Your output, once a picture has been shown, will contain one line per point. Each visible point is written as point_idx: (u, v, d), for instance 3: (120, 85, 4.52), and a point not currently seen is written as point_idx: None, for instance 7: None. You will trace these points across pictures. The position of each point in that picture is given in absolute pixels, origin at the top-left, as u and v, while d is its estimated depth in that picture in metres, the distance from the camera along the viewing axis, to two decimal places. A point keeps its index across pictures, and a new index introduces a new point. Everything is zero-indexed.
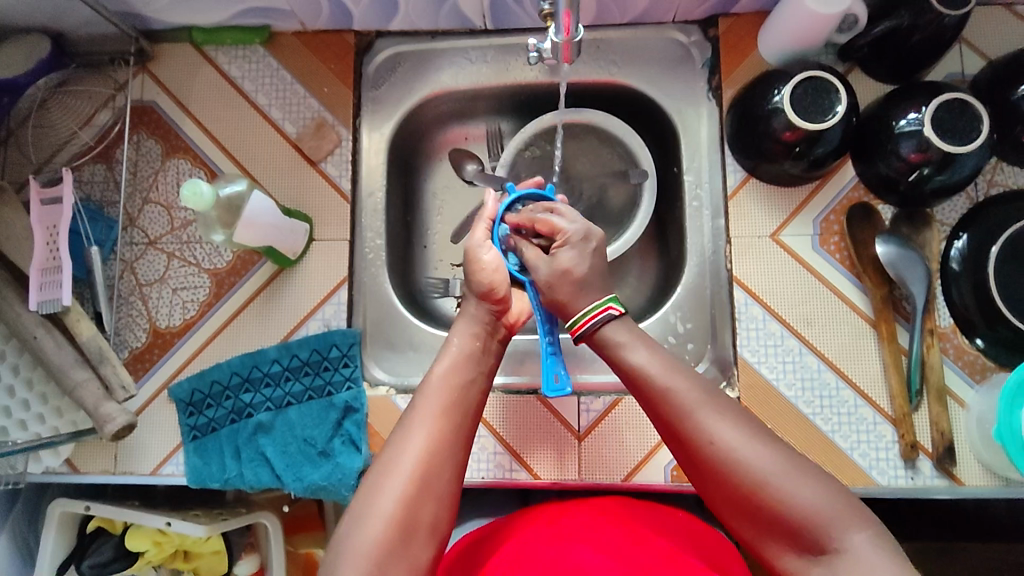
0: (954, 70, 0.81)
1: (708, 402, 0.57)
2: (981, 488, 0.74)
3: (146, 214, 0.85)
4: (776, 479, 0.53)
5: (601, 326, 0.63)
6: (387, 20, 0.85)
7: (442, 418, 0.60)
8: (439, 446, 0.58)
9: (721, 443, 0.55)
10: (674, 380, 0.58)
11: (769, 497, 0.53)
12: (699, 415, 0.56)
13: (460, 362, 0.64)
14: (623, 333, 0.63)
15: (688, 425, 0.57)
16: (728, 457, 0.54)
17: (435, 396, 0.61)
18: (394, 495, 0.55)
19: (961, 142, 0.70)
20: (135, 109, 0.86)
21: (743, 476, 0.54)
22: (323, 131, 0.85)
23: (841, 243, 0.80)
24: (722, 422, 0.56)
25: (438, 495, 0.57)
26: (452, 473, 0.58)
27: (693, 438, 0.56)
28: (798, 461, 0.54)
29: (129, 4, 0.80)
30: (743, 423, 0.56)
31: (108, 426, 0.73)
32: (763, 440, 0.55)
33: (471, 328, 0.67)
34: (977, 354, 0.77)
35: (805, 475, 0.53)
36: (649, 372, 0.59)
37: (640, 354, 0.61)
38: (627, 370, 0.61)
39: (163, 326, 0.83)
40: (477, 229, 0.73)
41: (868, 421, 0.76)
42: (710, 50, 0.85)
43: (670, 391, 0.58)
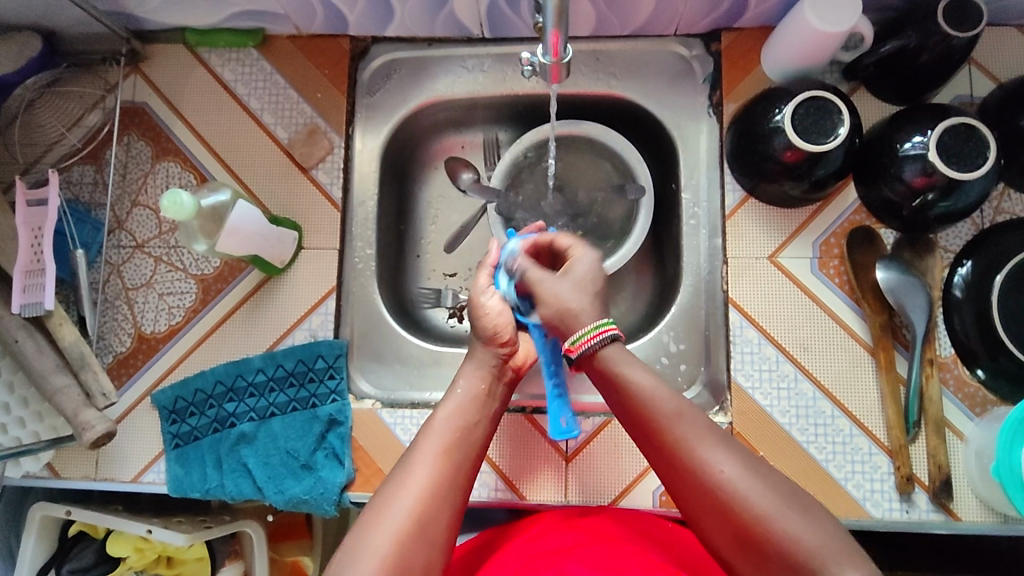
0: (962, 92, 0.78)
1: (705, 428, 0.57)
2: (979, 524, 0.72)
3: (134, 217, 0.84)
4: (773, 511, 0.52)
5: (600, 347, 0.62)
6: (383, 26, 0.84)
7: (445, 457, 0.59)
8: (439, 486, 0.57)
9: (723, 472, 0.54)
10: (674, 403, 0.58)
11: (764, 529, 0.52)
12: (694, 439, 0.56)
13: (465, 406, 0.64)
14: (624, 356, 0.62)
15: (684, 452, 0.56)
16: (723, 484, 0.54)
17: (436, 437, 0.61)
18: (393, 528, 0.54)
19: (967, 168, 0.68)
20: (126, 110, 0.85)
21: (738, 508, 0.53)
22: (315, 138, 0.84)
23: (841, 267, 0.77)
24: (719, 449, 0.56)
25: (436, 537, 0.56)
26: (451, 513, 0.57)
27: (687, 463, 0.56)
28: (794, 495, 0.54)
29: (120, 4, 0.79)
30: (742, 455, 0.56)
31: (87, 433, 0.72)
32: (760, 473, 0.54)
33: (477, 372, 0.67)
34: (978, 386, 0.75)
35: (801, 510, 0.52)
36: (647, 395, 0.59)
37: (638, 373, 0.60)
38: (624, 389, 0.60)
39: (149, 331, 0.82)
40: (480, 277, 0.72)
41: (863, 451, 0.74)
42: (712, 65, 0.83)
43: (669, 414, 0.58)
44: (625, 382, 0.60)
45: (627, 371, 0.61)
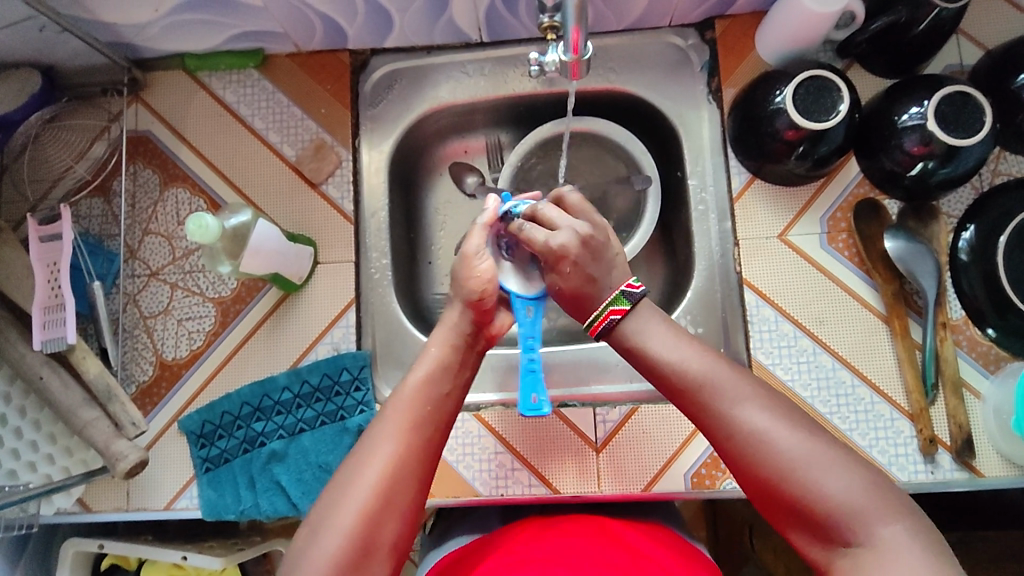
0: (952, 62, 0.81)
1: (732, 388, 0.54)
2: (1002, 479, 0.73)
3: (147, 245, 0.84)
4: (804, 465, 0.50)
5: (619, 318, 0.60)
6: (382, 38, 0.85)
7: (413, 431, 0.57)
8: (407, 460, 0.56)
9: (752, 429, 0.52)
10: (696, 368, 0.56)
11: (796, 487, 0.50)
12: (723, 401, 0.54)
13: (435, 376, 0.61)
14: (644, 323, 0.60)
15: (714, 415, 0.54)
16: (754, 444, 0.52)
17: (404, 409, 0.58)
18: (356, 507, 0.53)
19: (965, 134, 0.70)
20: (131, 139, 0.86)
21: (771, 468, 0.51)
22: (322, 153, 0.84)
23: (849, 240, 0.79)
24: (749, 405, 0.53)
25: (400, 512, 0.54)
26: (417, 487, 0.56)
27: (717, 426, 0.54)
28: (831, 446, 0.51)
29: (119, 34, 0.79)
30: (774, 407, 0.54)
31: (120, 464, 0.72)
32: (793, 427, 0.52)
33: (446, 339, 0.63)
34: (990, 344, 0.76)
35: (835, 464, 0.51)
36: (673, 362, 0.57)
37: (666, 336, 0.58)
38: (651, 350, 0.58)
39: (170, 358, 0.82)
40: (473, 236, 0.67)
41: (885, 417, 0.76)
42: (708, 53, 0.85)
43: (695, 380, 0.56)
44: (648, 351, 0.58)
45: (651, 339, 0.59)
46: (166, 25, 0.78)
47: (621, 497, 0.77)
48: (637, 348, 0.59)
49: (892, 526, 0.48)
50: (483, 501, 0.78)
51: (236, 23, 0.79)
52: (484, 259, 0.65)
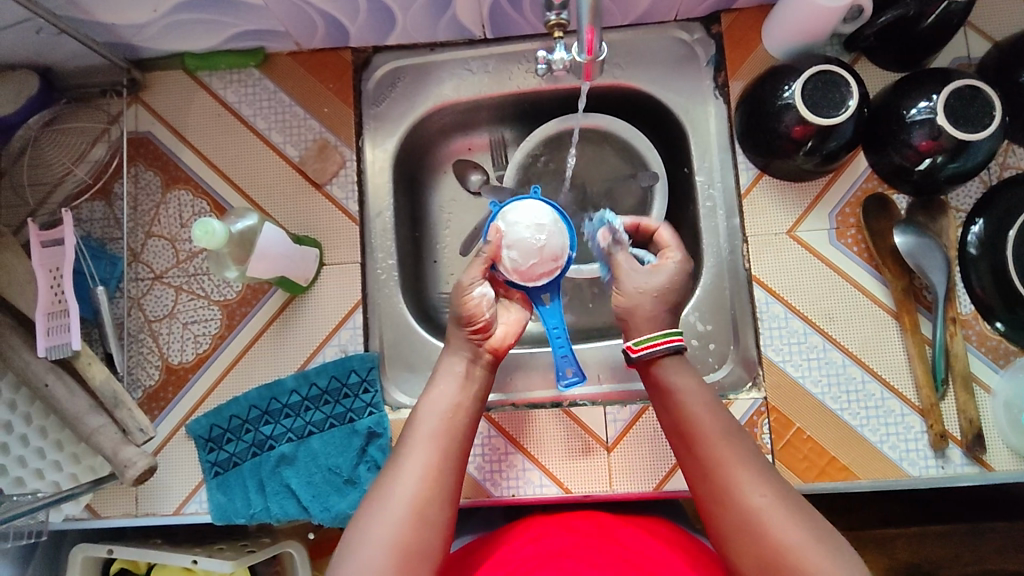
0: (959, 55, 0.80)
1: (748, 458, 0.57)
2: (1012, 473, 0.74)
3: (150, 248, 0.83)
4: (797, 545, 0.52)
5: (665, 356, 0.63)
6: (384, 36, 0.84)
7: (442, 443, 0.59)
8: (437, 471, 0.58)
9: (758, 499, 0.55)
10: (723, 431, 0.59)
11: (780, 559, 0.53)
12: (736, 466, 0.57)
13: (451, 389, 0.63)
14: (685, 375, 0.62)
15: (724, 476, 0.57)
16: (755, 512, 0.54)
17: (432, 422, 0.60)
18: (390, 521, 0.55)
19: (976, 129, 0.69)
20: (131, 141, 0.85)
21: (765, 535, 0.53)
22: (326, 153, 0.84)
23: (858, 236, 0.79)
24: (761, 478, 0.56)
25: (438, 521, 0.56)
26: (449, 496, 0.58)
27: (723, 485, 0.56)
28: (824, 531, 0.54)
29: (118, 35, 0.78)
30: (779, 485, 0.56)
31: (129, 471, 0.71)
32: (796, 506, 0.55)
33: (454, 358, 0.65)
34: (999, 339, 0.76)
35: (826, 543, 0.53)
36: (701, 417, 0.60)
37: (694, 396, 0.61)
38: (678, 407, 0.61)
39: (176, 362, 0.81)
40: (473, 267, 0.68)
41: (895, 413, 0.76)
42: (714, 47, 0.84)
43: (718, 439, 0.58)
44: (680, 403, 0.61)
45: (684, 394, 0.61)
46: (165, 25, 0.77)
47: (630, 495, 0.77)
48: (668, 399, 0.62)
49: None
50: (495, 500, 0.78)
51: (236, 22, 0.78)
52: (479, 288, 0.66)
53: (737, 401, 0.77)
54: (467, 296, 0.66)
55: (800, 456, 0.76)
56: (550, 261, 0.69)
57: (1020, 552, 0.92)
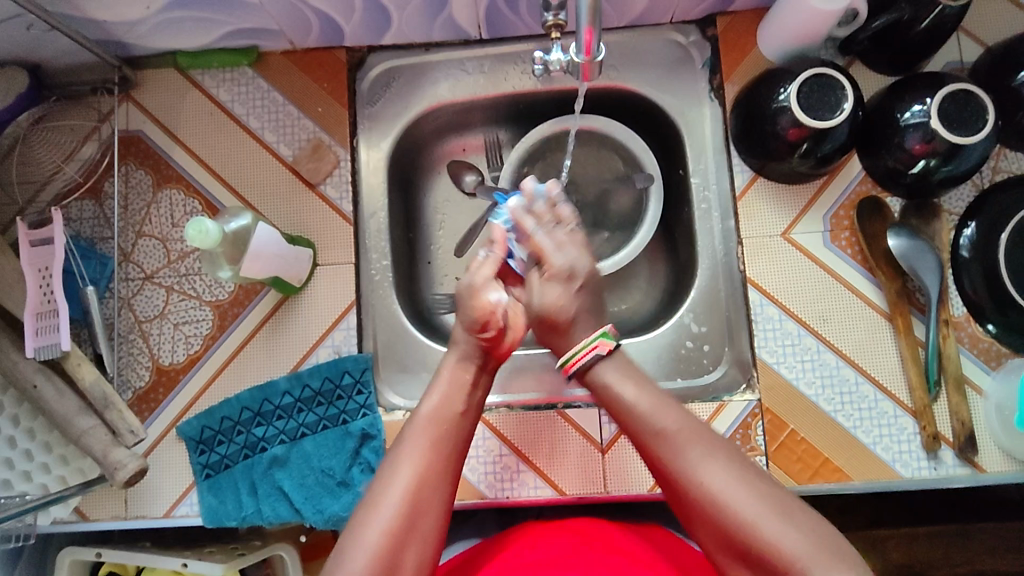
0: (952, 59, 0.81)
1: (694, 440, 0.56)
2: (1003, 474, 0.74)
3: (141, 248, 0.82)
4: (758, 520, 0.52)
5: (595, 363, 0.62)
6: (379, 35, 0.83)
7: (433, 452, 0.58)
8: (427, 481, 0.57)
9: (708, 485, 0.54)
10: (664, 418, 0.58)
11: (746, 538, 0.52)
12: (683, 452, 0.56)
13: (452, 396, 0.62)
14: (617, 368, 0.62)
15: (676, 467, 0.56)
16: (709, 497, 0.54)
17: (424, 431, 0.59)
18: (382, 531, 0.54)
19: (969, 132, 0.70)
20: (122, 140, 0.84)
21: (726, 520, 0.53)
22: (321, 152, 0.83)
23: (852, 238, 0.79)
24: (710, 460, 0.55)
25: (424, 533, 0.56)
26: (439, 508, 0.57)
27: (676, 477, 0.56)
28: (780, 501, 0.53)
29: (109, 32, 0.77)
30: (732, 463, 0.55)
31: (120, 473, 0.71)
32: (749, 482, 0.54)
33: (460, 363, 0.64)
34: (991, 341, 0.77)
35: (787, 517, 0.52)
36: (640, 410, 0.59)
37: (629, 390, 0.60)
38: (618, 408, 0.60)
39: (167, 363, 0.80)
40: (484, 265, 0.66)
41: (888, 414, 0.76)
42: (710, 50, 0.84)
43: (660, 429, 0.57)
44: (619, 400, 0.60)
45: (620, 389, 0.60)
46: (157, 23, 0.77)
47: (625, 497, 0.77)
48: (608, 399, 0.61)
49: (841, 574, 0.49)
50: (489, 503, 0.77)
51: (229, 20, 0.78)
52: (493, 292, 0.65)
53: (732, 402, 0.78)
54: (481, 299, 0.64)
55: (794, 458, 0.76)
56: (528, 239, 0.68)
57: (1010, 553, 0.92)
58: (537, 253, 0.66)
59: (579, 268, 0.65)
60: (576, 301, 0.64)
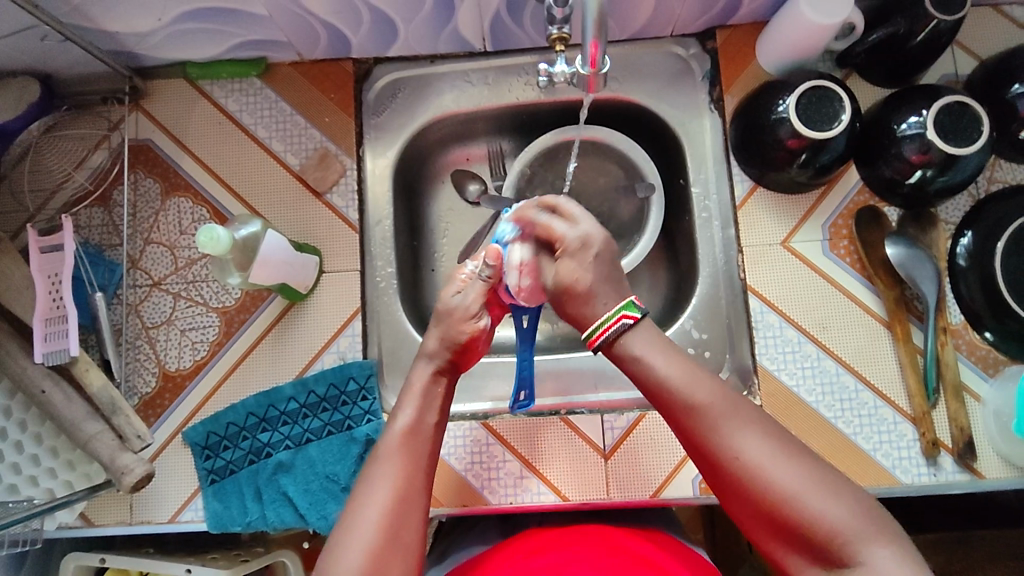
0: (947, 72, 0.83)
1: (731, 413, 0.55)
2: (1002, 481, 0.75)
3: (148, 255, 0.83)
4: (801, 493, 0.52)
5: (622, 335, 0.61)
6: (386, 47, 0.85)
7: (409, 462, 0.59)
8: (406, 491, 0.57)
9: (748, 458, 0.54)
10: (698, 391, 0.57)
11: (789, 512, 0.52)
12: (721, 425, 0.55)
13: (417, 406, 0.63)
14: (644, 339, 0.60)
15: (713, 442, 0.55)
16: (750, 471, 0.53)
17: (397, 442, 0.60)
18: (363, 547, 0.54)
19: (963, 143, 0.71)
20: (131, 148, 0.85)
21: (769, 495, 0.53)
22: (327, 162, 0.84)
23: (851, 246, 0.81)
24: (749, 435, 0.55)
25: (409, 544, 0.56)
26: (420, 518, 0.57)
27: (714, 449, 0.55)
28: (822, 472, 0.53)
29: (121, 43, 0.79)
30: (771, 437, 0.55)
31: (126, 478, 0.71)
32: (790, 456, 0.54)
33: (424, 372, 0.66)
34: (989, 348, 0.78)
35: (830, 489, 0.52)
36: (672, 382, 0.57)
37: (661, 362, 0.59)
38: (649, 380, 0.59)
39: (173, 369, 0.81)
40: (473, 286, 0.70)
41: (888, 421, 0.77)
42: (710, 62, 0.86)
43: (696, 400, 0.56)
44: (650, 370, 0.58)
45: (652, 358, 0.59)
46: (168, 34, 0.78)
47: (628, 503, 0.77)
48: (637, 368, 0.59)
49: (885, 549, 0.50)
50: (493, 508, 0.78)
51: (240, 32, 0.79)
52: (480, 316, 0.69)
53: None
54: (464, 324, 0.68)
55: None
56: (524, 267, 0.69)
57: None
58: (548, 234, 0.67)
59: (594, 238, 0.65)
60: (593, 269, 0.64)
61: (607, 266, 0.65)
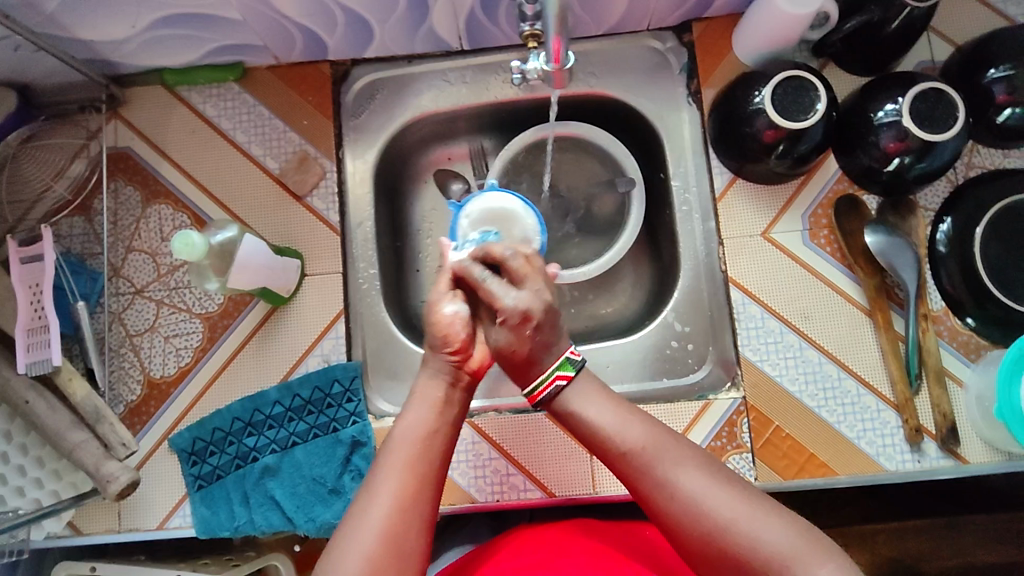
0: (924, 59, 0.83)
1: (664, 450, 0.58)
2: (985, 465, 0.75)
3: (131, 262, 0.83)
4: (737, 520, 0.53)
5: (557, 396, 0.63)
6: (362, 48, 0.85)
7: (414, 472, 0.58)
8: (409, 502, 0.57)
9: (684, 493, 0.55)
10: (629, 436, 0.59)
11: (730, 543, 0.53)
12: (656, 464, 0.57)
13: (426, 412, 0.62)
14: (580, 394, 0.63)
15: (650, 480, 0.57)
16: (688, 507, 0.55)
17: (403, 449, 0.60)
18: (360, 553, 0.54)
19: (940, 129, 0.71)
20: (111, 156, 0.85)
21: (706, 528, 0.54)
22: (306, 165, 0.84)
23: (831, 236, 0.81)
24: (683, 469, 0.56)
25: (409, 556, 0.56)
26: (420, 530, 0.57)
27: (652, 490, 0.57)
28: (755, 500, 0.54)
29: (97, 51, 0.79)
30: (704, 470, 0.57)
31: (111, 486, 0.71)
32: (722, 485, 0.55)
33: (431, 381, 0.64)
34: (970, 334, 0.78)
35: (768, 514, 0.53)
36: (606, 429, 0.60)
37: (594, 410, 0.62)
38: (588, 432, 0.62)
39: (158, 376, 0.81)
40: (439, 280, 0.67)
41: (872, 409, 0.77)
42: (687, 56, 0.86)
43: (630, 442, 0.59)
44: (584, 423, 0.62)
45: (585, 408, 0.62)
46: (143, 41, 0.78)
47: (615, 498, 0.78)
48: (575, 421, 0.62)
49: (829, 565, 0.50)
50: (479, 506, 0.78)
51: (215, 37, 0.79)
52: (450, 306, 0.65)
53: (717, 401, 0.78)
54: (439, 314, 0.65)
55: (780, 454, 0.77)
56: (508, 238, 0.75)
57: (1000, 544, 0.93)
58: (490, 300, 0.64)
59: (533, 311, 0.62)
60: (525, 343, 0.63)
61: (546, 334, 0.63)
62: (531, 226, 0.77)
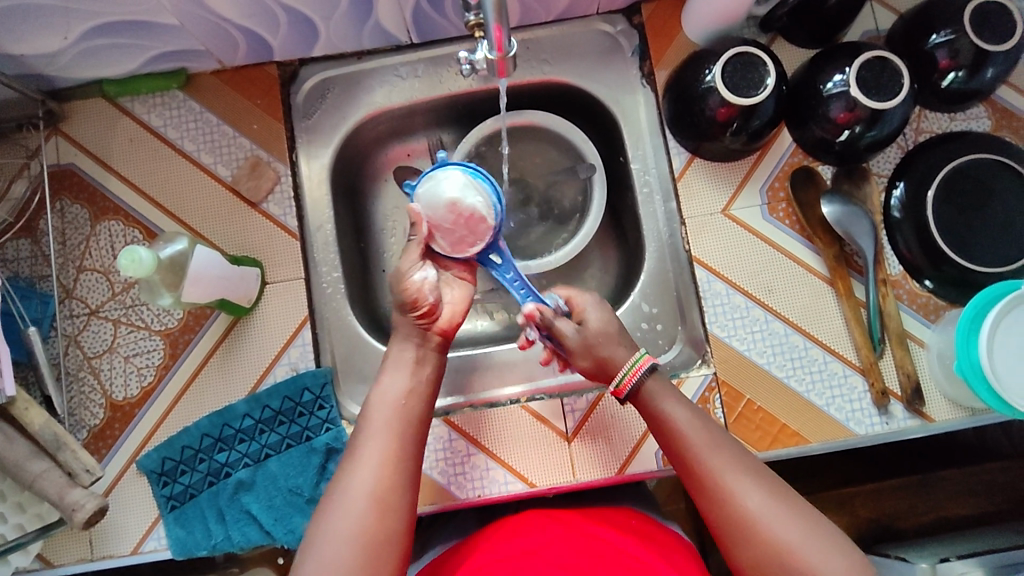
0: (868, 28, 0.84)
1: (737, 463, 0.60)
2: (951, 422, 0.77)
3: (83, 283, 0.80)
4: (796, 543, 0.56)
5: (645, 378, 0.66)
6: (310, 47, 0.83)
7: (394, 432, 0.60)
8: (392, 460, 0.58)
9: (749, 506, 0.58)
10: (709, 437, 0.62)
11: (782, 557, 0.56)
12: (728, 473, 0.60)
13: (401, 376, 0.63)
14: (661, 390, 0.66)
15: (716, 486, 0.60)
16: (751, 518, 0.57)
17: (383, 410, 0.61)
18: (349, 509, 0.55)
19: (887, 97, 0.72)
20: (54, 174, 0.82)
21: (764, 540, 0.56)
22: (259, 170, 0.82)
23: (789, 209, 0.82)
24: (751, 485, 0.59)
25: (398, 510, 0.56)
26: (407, 484, 0.58)
27: (719, 495, 0.59)
28: (818, 524, 0.57)
29: (27, 65, 0.75)
30: (770, 488, 0.59)
31: (78, 514, 0.69)
32: (788, 506, 0.58)
33: (404, 343, 0.65)
34: (929, 295, 0.80)
35: (824, 540, 0.56)
36: (686, 429, 0.63)
37: (678, 411, 0.64)
38: (665, 427, 0.64)
39: (120, 398, 0.79)
40: (411, 252, 0.67)
41: (839, 374, 0.78)
42: (637, 37, 0.86)
43: (705, 447, 0.62)
44: (666, 417, 0.64)
45: (668, 405, 0.65)
46: (78, 52, 0.75)
47: (593, 483, 0.78)
48: (653, 411, 0.65)
49: None
50: (460, 502, 0.78)
51: (154, 44, 0.76)
52: (419, 272, 0.65)
53: (688, 378, 0.79)
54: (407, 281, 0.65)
55: (752, 427, 0.78)
56: (460, 215, 0.68)
57: (973, 497, 0.96)
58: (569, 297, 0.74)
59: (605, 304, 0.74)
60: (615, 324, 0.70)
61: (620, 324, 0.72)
62: (479, 198, 0.68)
